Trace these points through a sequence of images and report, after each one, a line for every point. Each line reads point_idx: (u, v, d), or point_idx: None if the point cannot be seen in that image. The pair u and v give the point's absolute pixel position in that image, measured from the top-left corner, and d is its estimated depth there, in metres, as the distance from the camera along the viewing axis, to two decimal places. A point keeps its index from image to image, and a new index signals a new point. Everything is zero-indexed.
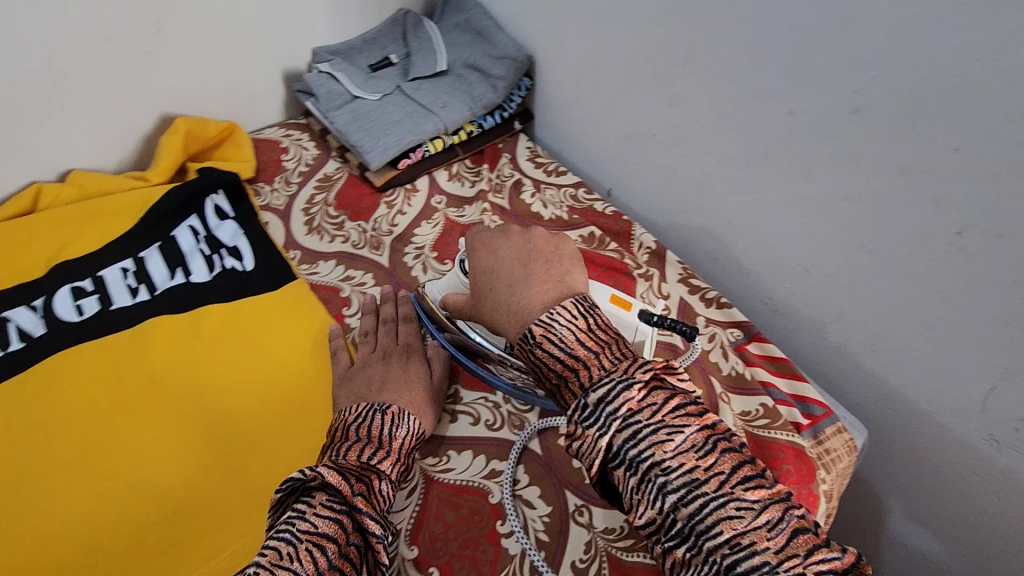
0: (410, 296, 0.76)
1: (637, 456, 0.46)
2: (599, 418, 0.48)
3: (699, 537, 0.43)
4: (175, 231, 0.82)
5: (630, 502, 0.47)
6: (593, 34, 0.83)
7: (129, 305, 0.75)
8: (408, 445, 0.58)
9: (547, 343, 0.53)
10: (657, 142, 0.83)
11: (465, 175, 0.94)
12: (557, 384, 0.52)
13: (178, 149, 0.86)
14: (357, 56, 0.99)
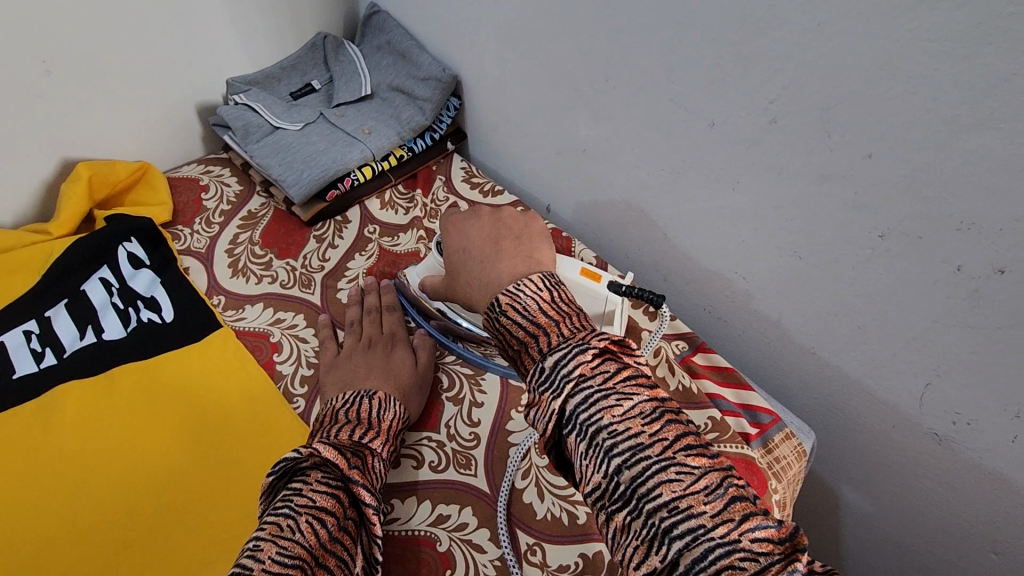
0: (393, 285, 0.78)
1: (587, 420, 0.44)
2: (553, 381, 0.46)
3: (640, 501, 0.41)
4: (84, 284, 0.76)
5: (578, 470, 0.45)
6: (514, 51, 0.82)
7: (34, 372, 0.69)
8: (395, 428, 0.59)
9: (511, 312, 0.52)
10: (588, 157, 0.82)
11: (399, 202, 0.91)
12: (519, 349, 0.51)
13: (83, 197, 0.80)
14: (276, 85, 0.96)
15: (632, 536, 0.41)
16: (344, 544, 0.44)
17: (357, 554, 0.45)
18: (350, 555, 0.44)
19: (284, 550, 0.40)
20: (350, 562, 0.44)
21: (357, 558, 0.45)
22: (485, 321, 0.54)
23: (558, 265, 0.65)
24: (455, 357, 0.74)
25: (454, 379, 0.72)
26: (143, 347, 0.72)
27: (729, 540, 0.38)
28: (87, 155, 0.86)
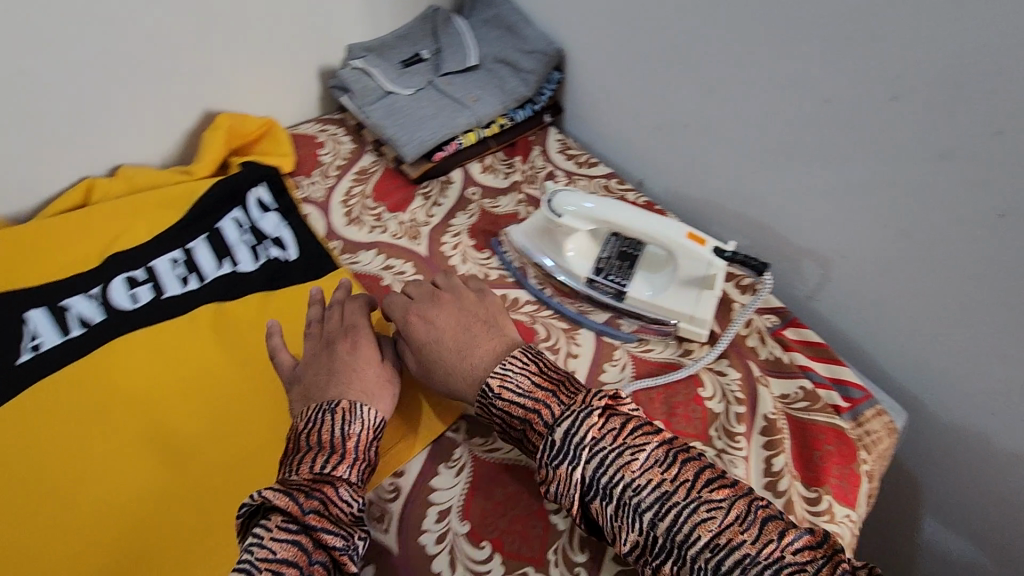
0: (492, 244, 0.84)
1: (608, 483, 0.49)
2: (567, 453, 0.50)
3: (681, 548, 0.46)
4: (220, 222, 0.85)
5: (613, 532, 0.49)
6: (624, 27, 0.84)
7: (180, 293, 0.78)
8: (365, 440, 0.56)
9: (505, 394, 0.56)
10: (689, 133, 0.84)
11: (499, 167, 0.95)
12: (521, 431, 0.55)
13: (221, 145, 0.89)
14: (388, 52, 1.01)
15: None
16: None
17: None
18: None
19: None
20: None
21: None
22: (478, 408, 0.57)
23: (665, 229, 0.66)
24: (551, 312, 0.77)
25: (550, 331, 0.75)
26: (272, 279, 0.80)
27: (774, 558, 0.44)
28: (222, 108, 0.95)
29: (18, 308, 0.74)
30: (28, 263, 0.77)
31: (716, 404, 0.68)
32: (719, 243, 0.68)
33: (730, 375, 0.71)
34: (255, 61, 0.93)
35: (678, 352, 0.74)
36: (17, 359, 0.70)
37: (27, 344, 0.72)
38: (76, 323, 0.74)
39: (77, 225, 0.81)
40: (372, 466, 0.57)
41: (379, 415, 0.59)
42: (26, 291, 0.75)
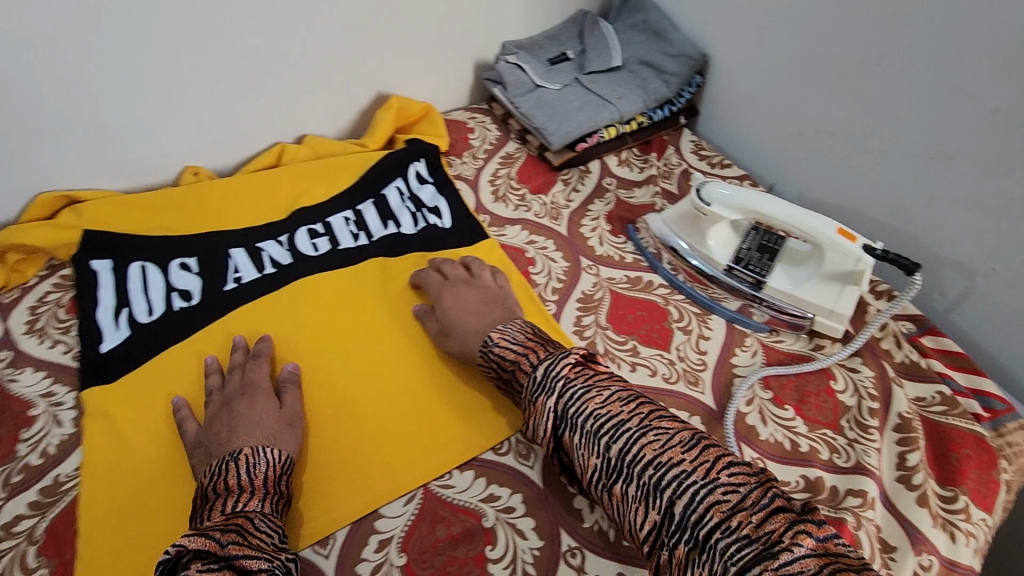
0: (626, 230, 0.90)
1: (574, 413, 0.53)
2: (544, 386, 0.56)
3: (629, 467, 0.49)
4: (385, 189, 0.96)
5: (579, 460, 0.53)
6: (779, 34, 0.88)
7: (352, 247, 0.89)
8: (272, 475, 0.59)
9: (502, 342, 0.64)
10: (834, 139, 0.86)
11: (635, 162, 1.01)
12: (513, 371, 0.61)
13: (390, 123, 1.00)
14: (537, 51, 1.09)
15: (632, 502, 0.49)
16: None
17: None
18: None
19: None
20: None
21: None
22: (481, 357, 0.65)
23: (816, 222, 0.70)
24: (683, 296, 0.82)
25: (683, 313, 0.79)
26: (430, 242, 0.89)
27: (709, 479, 0.46)
28: (392, 91, 1.06)
29: (224, 246, 0.87)
30: (231, 210, 0.91)
31: (849, 398, 0.70)
32: (869, 241, 0.72)
33: (863, 372, 0.72)
34: (425, 51, 1.03)
35: (809, 346, 0.76)
36: (223, 287, 0.83)
37: (230, 275, 0.84)
38: (269, 262, 0.86)
39: (270, 181, 0.94)
40: (284, 500, 0.59)
41: (283, 452, 0.62)
42: (229, 233, 0.89)
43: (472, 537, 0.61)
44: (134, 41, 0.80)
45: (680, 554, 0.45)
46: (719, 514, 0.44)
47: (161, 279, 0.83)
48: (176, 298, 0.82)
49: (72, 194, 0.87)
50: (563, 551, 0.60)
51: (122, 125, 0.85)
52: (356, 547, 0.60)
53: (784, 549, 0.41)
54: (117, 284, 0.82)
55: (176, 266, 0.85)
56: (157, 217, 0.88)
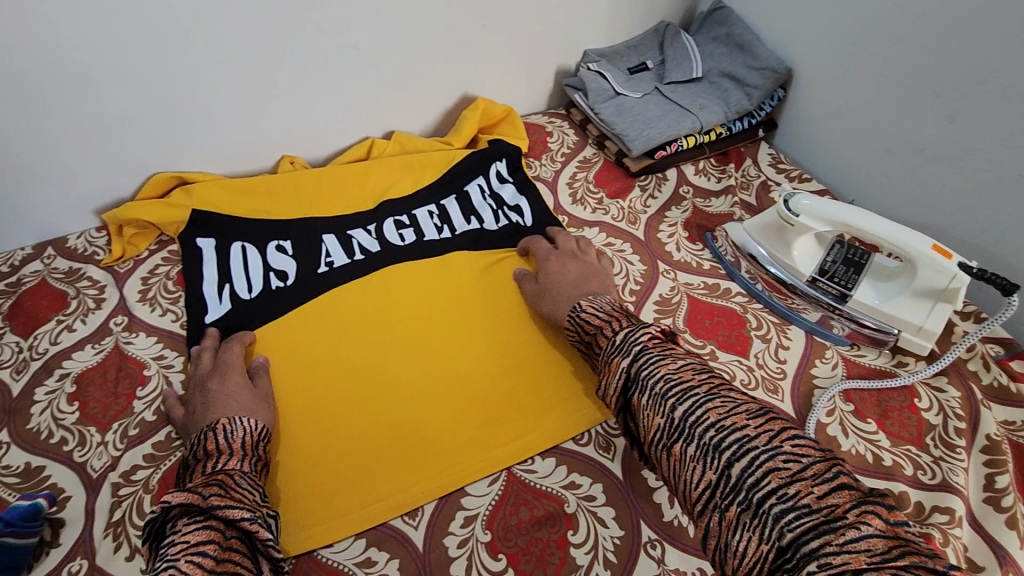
0: (704, 239, 0.91)
1: (647, 375, 0.53)
2: (622, 349, 0.56)
3: (692, 428, 0.48)
4: (468, 186, 0.99)
5: (643, 421, 0.52)
6: (872, 51, 0.88)
7: (437, 239, 0.91)
8: (250, 440, 0.61)
9: (590, 308, 0.66)
10: (923, 157, 0.86)
11: (712, 172, 1.03)
12: (595, 333, 0.63)
13: (475, 123, 1.04)
14: (619, 59, 1.11)
15: (690, 461, 0.47)
16: (235, 558, 0.48)
17: (249, 561, 0.49)
18: (244, 560, 0.48)
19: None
20: (244, 570, 0.48)
21: (250, 566, 0.49)
22: (568, 320, 0.68)
23: (910, 237, 0.70)
24: (761, 305, 0.82)
25: (761, 321, 0.80)
26: (510, 238, 0.92)
27: (772, 446, 0.44)
28: (476, 94, 1.09)
29: (318, 231, 0.91)
30: (324, 199, 0.94)
31: (933, 416, 0.70)
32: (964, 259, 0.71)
33: (949, 393, 0.71)
34: (512, 56, 1.06)
35: (891, 363, 0.76)
36: (317, 270, 0.86)
37: (323, 260, 0.87)
38: (358, 249, 0.89)
39: (360, 171, 0.97)
40: (263, 463, 0.62)
41: (260, 422, 0.64)
42: (323, 219, 0.92)
43: (554, 520, 0.63)
44: (242, 44, 0.83)
45: (731, 517, 0.43)
46: (777, 479, 0.42)
47: (258, 260, 0.87)
48: (273, 277, 0.85)
49: (182, 174, 0.91)
50: (644, 542, 0.62)
51: (228, 116, 0.90)
52: (444, 520, 0.63)
53: (848, 524, 0.38)
54: (219, 262, 0.86)
55: (273, 248, 0.88)
56: (256, 203, 0.92)
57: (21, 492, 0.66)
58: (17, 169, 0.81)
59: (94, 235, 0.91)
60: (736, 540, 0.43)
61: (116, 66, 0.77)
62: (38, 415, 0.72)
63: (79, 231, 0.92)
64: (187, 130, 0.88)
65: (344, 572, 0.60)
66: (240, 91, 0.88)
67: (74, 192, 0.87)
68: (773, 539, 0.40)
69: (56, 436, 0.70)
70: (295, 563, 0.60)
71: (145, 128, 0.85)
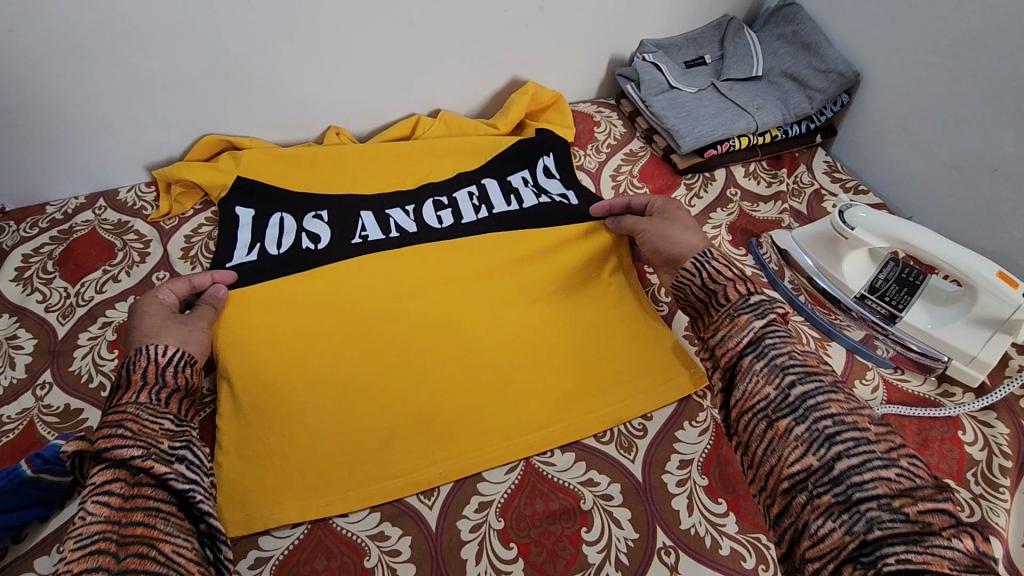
0: (747, 243, 0.88)
1: (772, 346, 0.51)
2: (758, 308, 0.53)
3: (808, 409, 0.46)
4: (511, 176, 0.95)
5: (748, 385, 0.50)
6: (952, 60, 0.83)
7: (473, 221, 0.88)
8: (156, 365, 0.60)
9: (722, 256, 0.60)
10: (996, 177, 0.82)
11: (763, 175, 0.99)
12: (724, 286, 0.56)
13: (523, 107, 1.01)
14: (676, 52, 1.08)
15: (793, 440, 0.46)
16: (146, 493, 0.50)
17: (165, 493, 0.51)
18: (156, 494, 0.51)
19: (82, 536, 0.45)
20: (157, 503, 0.50)
21: (166, 496, 0.51)
22: (691, 260, 0.60)
23: (974, 261, 0.66)
24: (803, 319, 0.79)
25: (802, 335, 0.76)
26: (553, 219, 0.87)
27: (889, 456, 0.43)
28: (524, 77, 1.07)
29: (356, 207, 0.89)
30: (364, 172, 0.93)
31: (977, 451, 0.66)
32: None
33: (997, 429, 0.67)
34: (565, 42, 1.04)
35: (936, 392, 0.72)
36: (352, 241, 0.84)
37: (358, 232, 0.86)
38: (394, 226, 0.87)
39: (405, 151, 0.96)
40: (170, 389, 0.59)
41: (173, 348, 0.63)
42: (362, 197, 0.90)
43: (569, 516, 0.62)
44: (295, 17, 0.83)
45: (820, 502, 0.43)
46: (886, 486, 0.41)
47: (295, 227, 0.85)
48: (306, 241, 0.84)
49: (230, 138, 0.92)
50: (658, 548, 0.60)
51: (278, 84, 0.90)
52: (458, 503, 0.63)
53: (942, 539, 0.38)
54: (255, 229, 0.85)
55: (309, 217, 0.87)
56: (295, 170, 0.91)
57: (59, 431, 0.68)
58: (77, 120, 0.83)
59: (144, 190, 0.94)
60: (820, 522, 0.42)
61: (176, 28, 0.79)
62: (80, 359, 0.75)
63: (130, 186, 0.94)
64: (239, 93, 0.89)
65: (358, 544, 0.61)
66: (294, 62, 0.88)
67: (129, 146, 0.89)
68: (859, 534, 0.40)
69: (95, 381, 0.73)
70: (309, 529, 0.62)
71: (201, 89, 0.86)
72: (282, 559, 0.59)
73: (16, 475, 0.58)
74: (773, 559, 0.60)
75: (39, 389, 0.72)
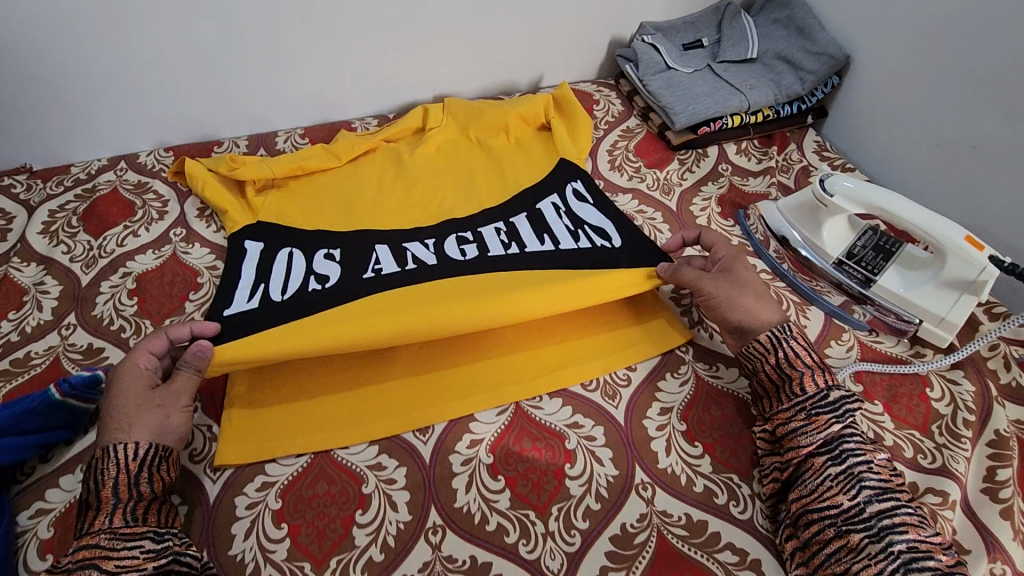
0: (735, 215, 0.92)
1: (849, 453, 0.59)
2: (837, 410, 0.62)
3: (883, 530, 0.55)
4: (541, 206, 0.86)
5: (822, 487, 0.59)
6: (937, 42, 0.86)
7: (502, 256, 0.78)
8: (124, 475, 0.57)
9: (800, 341, 0.67)
10: (975, 154, 0.85)
11: (754, 152, 1.02)
12: (800, 374, 0.64)
13: (531, 107, 0.98)
14: (674, 34, 1.11)
15: (864, 556, 0.54)
16: None
17: None
18: None
19: None
20: None
21: None
22: (767, 337, 0.67)
23: (944, 227, 0.70)
24: (784, 284, 0.82)
25: (783, 299, 0.80)
26: (595, 261, 0.77)
27: None
28: (528, 56, 1.10)
29: (370, 241, 0.80)
30: (373, 197, 0.87)
31: (943, 406, 0.70)
32: (997, 253, 0.70)
33: (963, 386, 0.71)
34: (568, 22, 1.08)
35: (908, 352, 0.76)
36: (363, 275, 0.75)
37: (371, 266, 0.76)
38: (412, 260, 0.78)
39: (433, 187, 0.89)
40: (145, 501, 0.57)
41: (145, 445, 0.59)
42: (378, 229, 0.82)
43: (554, 453, 0.67)
44: None
45: None
46: None
47: (302, 264, 0.77)
48: (313, 281, 0.74)
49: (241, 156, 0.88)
50: (636, 484, 0.65)
51: (291, 55, 0.95)
52: (451, 440, 0.68)
53: None
54: (261, 263, 0.77)
55: (320, 256, 0.78)
56: (306, 201, 0.87)
57: (82, 366, 0.73)
58: (105, 85, 0.88)
59: (163, 154, 0.98)
60: None
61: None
62: (102, 304, 0.80)
63: (149, 149, 0.99)
64: (253, 65, 0.94)
65: (357, 472, 0.65)
66: (308, 36, 0.93)
67: (149, 112, 0.94)
68: None
69: (115, 324, 0.78)
70: (311, 459, 0.66)
71: (216, 59, 0.91)
72: (287, 483, 0.64)
73: (46, 397, 0.62)
74: (744, 497, 0.64)
75: (65, 330, 0.77)
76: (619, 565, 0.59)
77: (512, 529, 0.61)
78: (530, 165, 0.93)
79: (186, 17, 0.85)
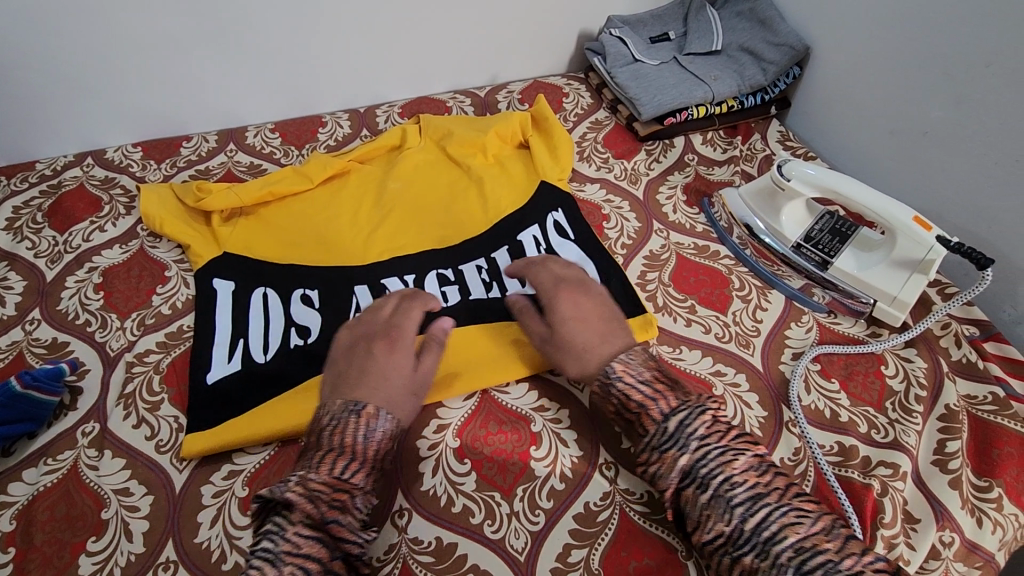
0: (699, 203, 0.94)
1: (706, 473, 0.53)
2: (675, 441, 0.55)
3: (767, 543, 0.49)
4: (521, 236, 0.84)
5: (698, 518, 0.52)
6: (887, 31, 0.89)
7: (484, 298, 0.78)
8: (381, 447, 0.58)
9: (627, 377, 0.60)
10: (926, 140, 0.88)
11: (719, 142, 1.04)
12: (637, 414, 0.58)
13: (513, 129, 0.95)
14: (642, 27, 1.13)
15: None
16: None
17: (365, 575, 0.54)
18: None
19: None
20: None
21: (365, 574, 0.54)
22: (597, 388, 0.62)
23: (894, 207, 0.73)
24: (747, 270, 0.84)
25: (745, 284, 0.82)
26: None
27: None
28: (499, 50, 1.11)
29: (348, 281, 0.79)
30: (348, 228, 0.85)
31: (897, 383, 0.72)
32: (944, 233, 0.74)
33: (916, 363, 0.74)
34: (538, 17, 1.09)
35: (865, 332, 0.78)
36: None
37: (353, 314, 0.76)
38: None
39: (414, 223, 0.86)
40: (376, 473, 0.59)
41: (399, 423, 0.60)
42: (359, 266, 0.81)
43: (520, 436, 0.68)
44: None
45: None
46: None
47: (280, 312, 0.76)
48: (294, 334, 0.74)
49: (208, 185, 0.86)
50: (600, 464, 0.66)
51: (258, 48, 0.95)
52: (419, 425, 0.68)
53: None
54: (236, 310, 0.77)
55: (297, 298, 0.78)
56: (274, 227, 0.85)
57: (46, 360, 0.73)
58: (68, 78, 0.88)
59: (130, 150, 0.97)
60: None
61: None
62: (68, 299, 0.79)
63: (116, 145, 0.98)
64: (221, 57, 0.94)
65: None
66: (286, 27, 0.93)
67: (113, 104, 0.93)
68: None
69: (81, 318, 0.77)
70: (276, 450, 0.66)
71: (182, 51, 0.91)
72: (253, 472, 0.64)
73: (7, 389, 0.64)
74: None
75: (29, 325, 0.76)
76: (581, 542, 0.61)
77: (477, 510, 0.62)
78: (510, 186, 0.91)
79: (160, 16, 0.86)
